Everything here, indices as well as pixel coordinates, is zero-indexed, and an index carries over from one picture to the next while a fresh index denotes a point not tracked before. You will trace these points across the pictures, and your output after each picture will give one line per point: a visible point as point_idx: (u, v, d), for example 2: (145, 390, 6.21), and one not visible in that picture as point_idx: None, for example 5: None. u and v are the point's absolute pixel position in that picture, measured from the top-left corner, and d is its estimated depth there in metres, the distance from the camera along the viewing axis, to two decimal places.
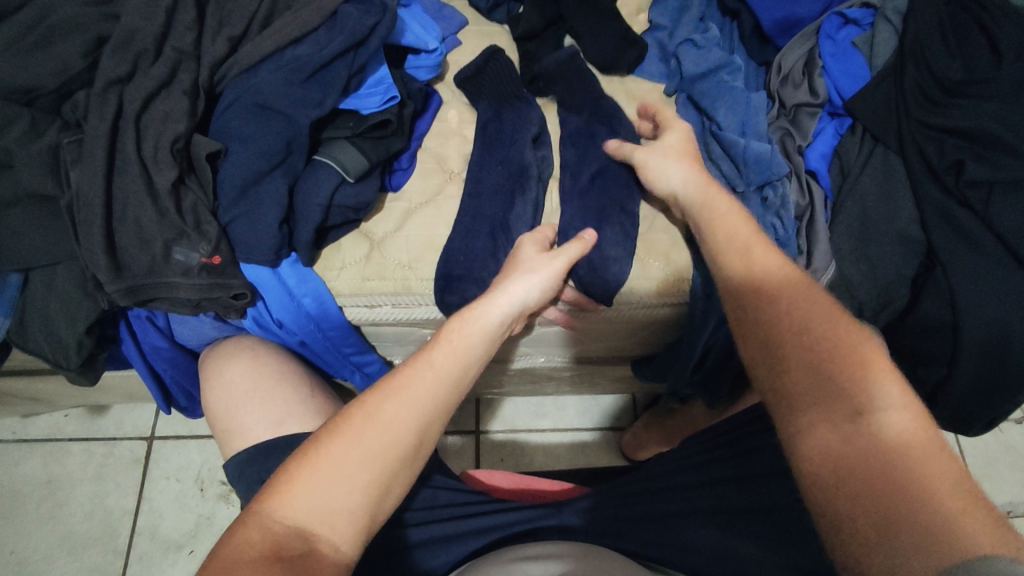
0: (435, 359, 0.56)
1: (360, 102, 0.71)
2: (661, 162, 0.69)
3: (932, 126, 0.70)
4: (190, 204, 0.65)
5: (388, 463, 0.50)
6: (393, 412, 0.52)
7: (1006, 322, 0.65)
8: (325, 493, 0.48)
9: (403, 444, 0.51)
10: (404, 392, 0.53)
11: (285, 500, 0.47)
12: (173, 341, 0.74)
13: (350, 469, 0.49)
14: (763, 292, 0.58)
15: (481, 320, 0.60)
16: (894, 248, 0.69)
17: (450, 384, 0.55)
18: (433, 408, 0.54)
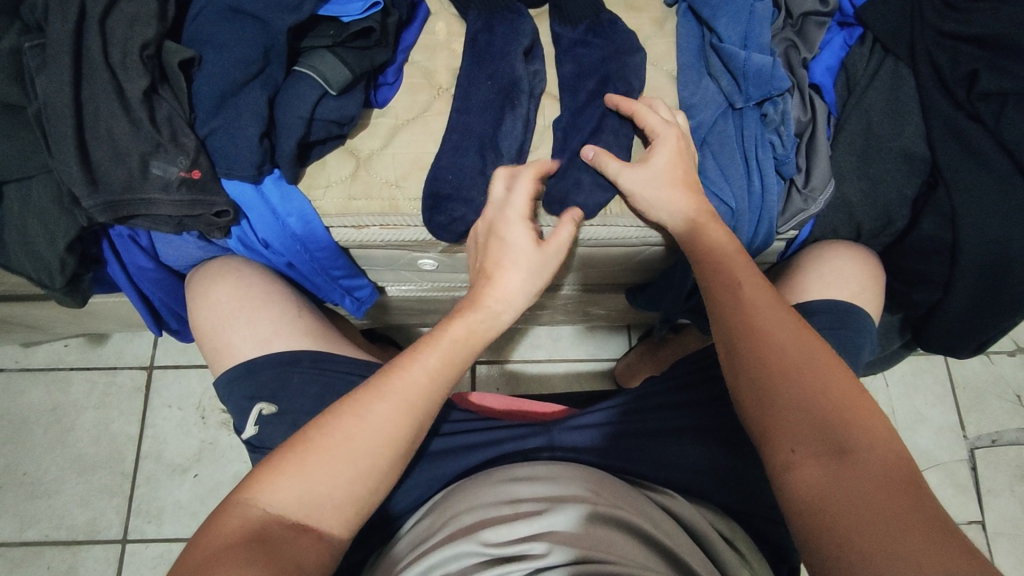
0: (429, 359, 0.59)
1: (341, 9, 0.67)
2: (652, 193, 0.65)
3: (947, 34, 0.65)
4: (165, 114, 0.62)
5: (376, 458, 0.54)
6: (378, 416, 0.54)
7: (1006, 241, 0.64)
8: (307, 489, 0.51)
9: (385, 446, 0.54)
10: (402, 394, 0.56)
11: (268, 492, 0.50)
12: (158, 262, 0.73)
13: (335, 470, 0.52)
14: (737, 297, 0.60)
15: (474, 319, 0.63)
16: (897, 166, 0.67)
17: (443, 382, 0.59)
18: (426, 408, 0.57)
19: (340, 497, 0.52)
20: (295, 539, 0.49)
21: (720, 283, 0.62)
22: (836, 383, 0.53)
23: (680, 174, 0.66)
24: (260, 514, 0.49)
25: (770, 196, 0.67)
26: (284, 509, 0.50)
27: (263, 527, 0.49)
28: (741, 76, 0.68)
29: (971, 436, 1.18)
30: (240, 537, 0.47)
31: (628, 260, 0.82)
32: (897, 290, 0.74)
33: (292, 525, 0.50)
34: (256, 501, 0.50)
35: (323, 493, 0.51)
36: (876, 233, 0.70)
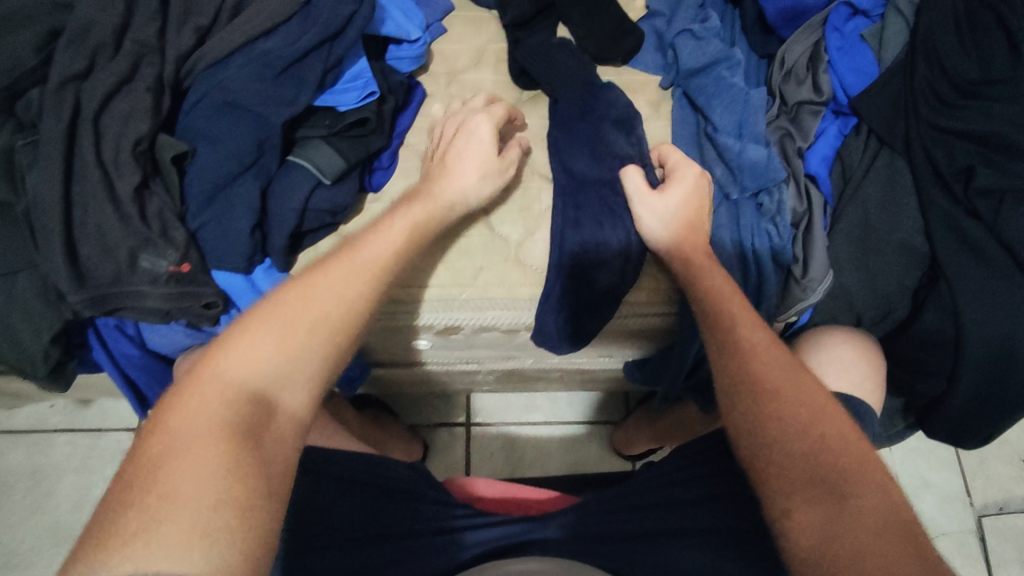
0: (285, 302, 0.52)
1: (337, 98, 0.67)
2: (663, 227, 0.66)
3: (942, 128, 0.65)
4: (156, 209, 0.61)
5: (256, 416, 0.47)
6: (297, 327, 0.51)
7: (1011, 339, 0.63)
8: (286, 364, 0.50)
9: (264, 410, 0.47)
10: (257, 349, 0.49)
11: (233, 364, 0.48)
12: (144, 348, 0.71)
13: (210, 428, 0.45)
14: (753, 352, 0.58)
15: (338, 258, 0.56)
16: (896, 257, 0.67)
17: (313, 314, 0.52)
18: (296, 347, 0.50)
19: (235, 454, 0.44)
20: (197, 518, 0.41)
21: (732, 335, 0.60)
22: (813, 427, 0.54)
23: (689, 213, 0.66)
24: (235, 381, 0.48)
25: (767, 287, 0.67)
26: (171, 490, 0.41)
27: (238, 403, 0.47)
28: (736, 167, 0.68)
29: (978, 504, 1.15)
30: (138, 528, 0.40)
31: (625, 339, 0.80)
32: (900, 377, 0.73)
33: (262, 401, 0.48)
34: (220, 367, 0.48)
35: (291, 365, 0.50)
36: (876, 321, 0.70)
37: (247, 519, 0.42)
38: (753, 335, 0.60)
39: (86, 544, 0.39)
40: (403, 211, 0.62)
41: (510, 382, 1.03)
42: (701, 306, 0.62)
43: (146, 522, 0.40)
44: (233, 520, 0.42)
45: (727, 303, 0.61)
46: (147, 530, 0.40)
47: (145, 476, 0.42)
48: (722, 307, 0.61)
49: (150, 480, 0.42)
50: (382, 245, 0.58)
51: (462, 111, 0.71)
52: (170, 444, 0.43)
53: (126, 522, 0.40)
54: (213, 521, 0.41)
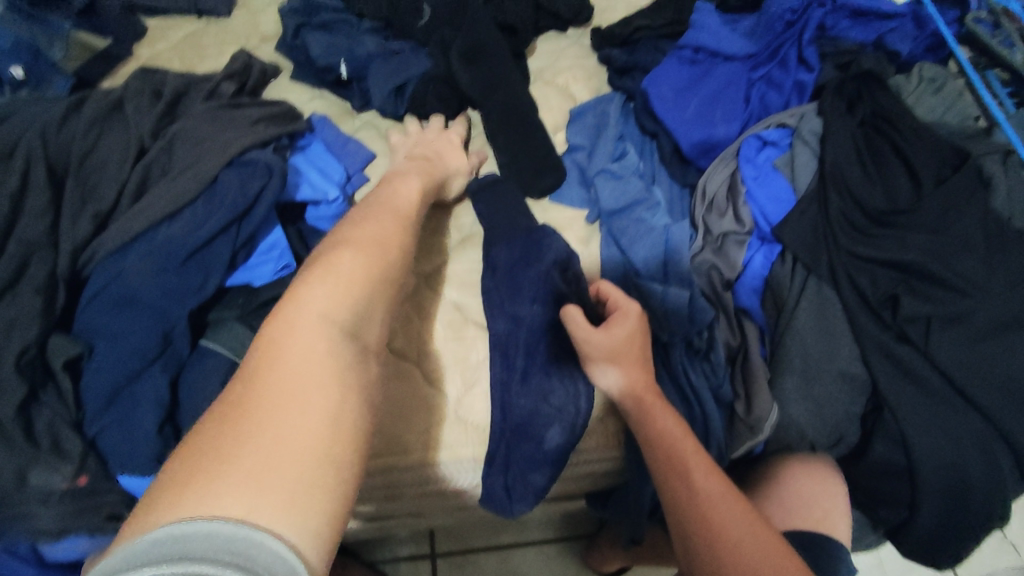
0: (328, 265, 0.47)
1: (252, 273, 0.64)
2: (604, 363, 0.62)
3: (862, 257, 0.66)
4: (46, 421, 0.55)
5: (330, 371, 0.39)
6: (353, 266, 0.47)
7: (961, 465, 0.62)
8: (364, 307, 0.46)
9: (335, 363, 0.40)
10: (310, 309, 0.43)
11: (312, 291, 0.44)
12: (43, 565, 0.62)
13: (324, 398, 0.38)
14: (704, 506, 0.52)
15: (364, 228, 0.53)
16: (838, 387, 0.65)
17: (358, 266, 0.47)
18: (354, 297, 0.45)
19: (332, 424, 0.37)
20: (280, 505, 0.32)
21: (682, 488, 0.54)
22: None
23: (637, 352, 0.62)
24: (315, 312, 0.43)
25: (714, 428, 0.65)
26: (273, 479, 0.33)
27: (327, 342, 0.41)
28: (661, 315, 0.66)
29: None
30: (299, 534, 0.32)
31: (583, 478, 0.75)
32: (862, 501, 0.70)
33: (347, 340, 0.43)
34: (301, 301, 0.43)
35: (363, 303, 0.46)
36: (829, 446, 0.67)
37: (349, 483, 0.36)
38: (708, 483, 0.54)
39: (192, 449, 0.34)
40: (404, 171, 0.70)
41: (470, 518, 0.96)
42: (654, 456, 0.57)
43: (219, 480, 0.32)
44: (317, 492, 0.34)
45: (678, 447, 0.56)
46: (228, 473, 0.33)
47: (227, 435, 0.35)
48: (672, 456, 0.56)
49: (223, 439, 0.34)
50: (399, 190, 0.64)
51: (426, 134, 0.80)
52: (256, 409, 0.36)
53: (212, 476, 0.33)
54: (317, 487, 0.34)
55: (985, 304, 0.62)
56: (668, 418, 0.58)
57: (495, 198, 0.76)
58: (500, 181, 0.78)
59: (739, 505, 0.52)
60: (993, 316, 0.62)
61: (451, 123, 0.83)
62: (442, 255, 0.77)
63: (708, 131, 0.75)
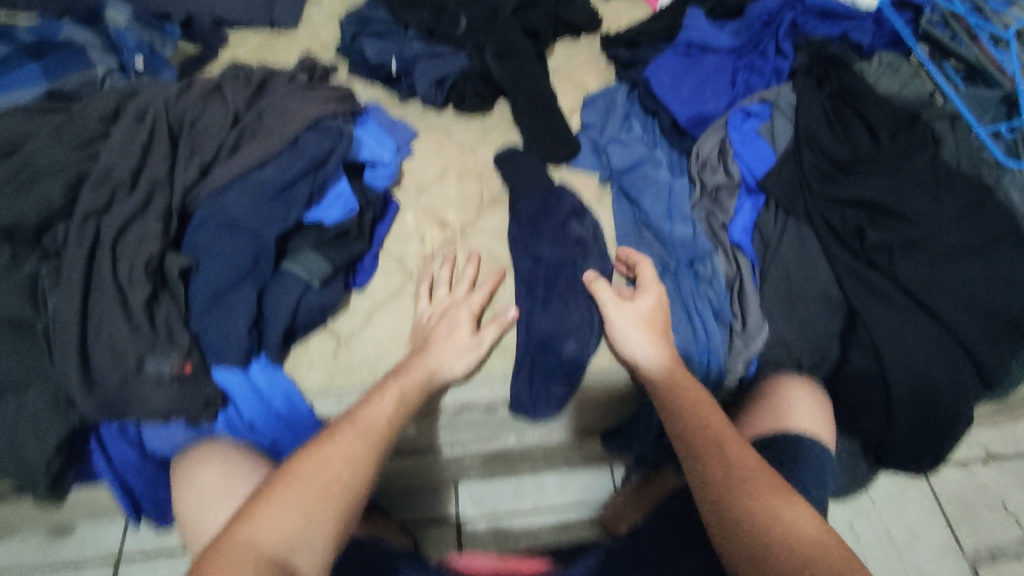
0: (332, 442, 0.60)
1: (322, 214, 0.78)
2: (630, 326, 0.72)
3: (831, 198, 0.79)
4: (163, 316, 0.69)
5: (298, 514, 0.54)
6: (337, 461, 0.58)
7: (926, 367, 0.72)
8: (304, 529, 0.54)
9: (306, 510, 0.55)
10: (299, 476, 0.56)
11: (258, 525, 0.53)
12: (142, 453, 0.75)
13: (280, 533, 0.53)
14: (731, 466, 0.59)
15: (403, 383, 0.67)
16: (818, 308, 0.77)
17: (348, 466, 0.58)
18: (346, 477, 0.58)
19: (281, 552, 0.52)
20: None
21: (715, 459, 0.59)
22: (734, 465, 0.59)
23: (653, 323, 0.72)
24: (252, 544, 0.52)
25: (714, 341, 0.77)
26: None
27: (252, 559, 0.51)
28: (669, 244, 0.81)
29: (969, 551, 1.16)
30: None
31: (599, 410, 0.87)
32: (844, 416, 0.80)
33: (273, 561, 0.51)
34: (244, 534, 0.52)
35: (308, 528, 0.54)
36: (815, 363, 0.77)
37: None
38: (734, 454, 0.60)
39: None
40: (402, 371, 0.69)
41: (496, 465, 1.07)
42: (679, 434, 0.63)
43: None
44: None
45: (711, 427, 0.62)
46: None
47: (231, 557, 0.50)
48: (706, 431, 0.62)
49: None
50: (426, 383, 0.69)
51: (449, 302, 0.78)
52: (235, 553, 0.51)
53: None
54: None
55: (937, 232, 0.74)
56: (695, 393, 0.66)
57: (519, 168, 0.90)
58: (519, 155, 0.91)
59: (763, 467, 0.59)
60: (947, 244, 0.74)
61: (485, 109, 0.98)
62: (477, 212, 0.89)
63: (700, 106, 0.90)
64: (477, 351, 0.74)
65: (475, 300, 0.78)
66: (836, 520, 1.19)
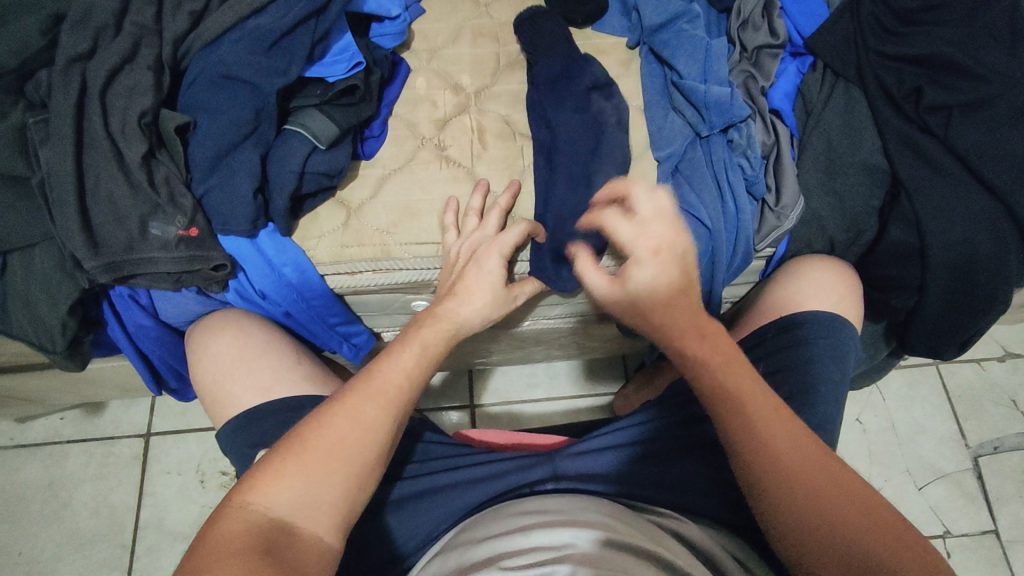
0: (353, 400, 0.57)
1: (326, 69, 0.71)
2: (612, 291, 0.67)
3: (889, 56, 0.71)
4: (162, 176, 0.65)
5: (322, 475, 0.53)
6: (355, 425, 0.56)
7: (972, 242, 0.67)
8: (319, 489, 0.53)
9: (328, 474, 0.54)
10: (319, 437, 0.55)
11: (268, 493, 0.52)
12: (157, 320, 0.74)
13: (301, 490, 0.53)
14: (776, 454, 0.56)
15: (428, 333, 0.63)
16: (861, 179, 0.71)
17: (369, 432, 0.56)
18: (365, 440, 0.56)
19: (301, 499, 0.52)
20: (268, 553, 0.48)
21: (757, 445, 0.56)
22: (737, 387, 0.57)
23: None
24: (263, 515, 0.51)
25: (744, 216, 0.72)
26: (263, 520, 0.51)
27: (266, 527, 0.50)
28: (703, 107, 0.73)
29: (974, 444, 1.17)
30: (246, 544, 0.48)
31: None
32: (875, 298, 0.77)
33: (284, 529, 0.51)
34: (261, 482, 0.52)
35: (326, 486, 0.53)
36: (848, 244, 0.74)
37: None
38: (774, 434, 0.56)
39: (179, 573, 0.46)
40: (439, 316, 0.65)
41: (510, 349, 1.07)
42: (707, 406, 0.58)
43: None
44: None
45: (743, 403, 0.57)
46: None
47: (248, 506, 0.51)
48: (743, 411, 0.57)
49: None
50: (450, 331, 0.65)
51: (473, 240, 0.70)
52: (262, 501, 0.52)
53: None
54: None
55: (1005, 92, 0.67)
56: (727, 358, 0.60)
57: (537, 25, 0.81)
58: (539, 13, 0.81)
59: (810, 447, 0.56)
60: (1016, 102, 0.67)
61: None
62: (492, 77, 0.82)
63: None
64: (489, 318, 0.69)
65: (487, 259, 0.67)
66: (844, 412, 1.19)
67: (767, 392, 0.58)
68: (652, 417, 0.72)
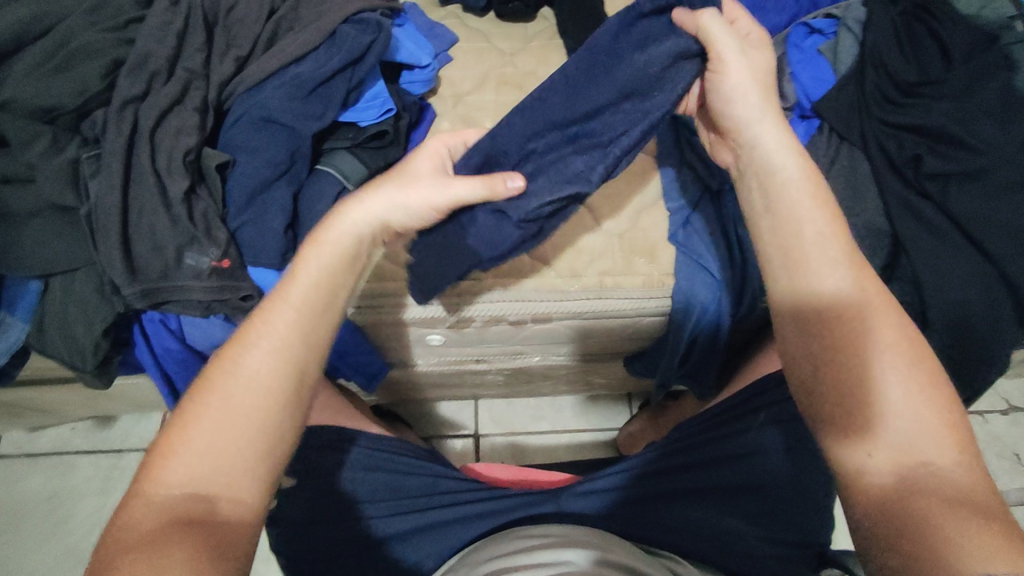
0: (246, 350, 0.51)
1: (358, 115, 0.76)
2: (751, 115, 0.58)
3: (892, 124, 0.74)
4: (201, 211, 0.69)
5: (219, 425, 0.48)
6: (254, 371, 0.50)
7: (970, 305, 0.69)
8: (212, 453, 0.47)
9: (222, 422, 0.48)
10: (214, 399, 0.49)
11: (174, 468, 0.47)
12: (184, 343, 0.77)
13: (200, 449, 0.47)
14: (878, 390, 0.50)
15: (340, 240, 0.57)
16: (863, 240, 0.74)
17: (266, 371, 0.50)
18: (268, 393, 0.50)
19: (203, 465, 0.47)
20: (202, 524, 0.45)
21: (858, 369, 0.51)
22: (848, 324, 0.53)
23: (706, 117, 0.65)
24: (170, 495, 0.46)
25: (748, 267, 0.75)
26: (170, 492, 0.46)
27: (174, 504, 0.46)
28: (711, 165, 0.78)
29: None
30: (157, 523, 0.45)
31: (625, 332, 0.88)
32: None
33: (201, 501, 0.46)
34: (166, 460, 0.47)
35: (222, 444, 0.48)
36: None
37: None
38: (878, 360, 0.51)
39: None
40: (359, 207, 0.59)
41: (517, 383, 1.09)
42: (797, 337, 0.55)
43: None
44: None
45: (846, 327, 0.53)
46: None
47: (159, 481, 0.47)
48: (846, 331, 0.53)
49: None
50: (353, 228, 0.58)
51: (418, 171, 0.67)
52: (163, 465, 0.47)
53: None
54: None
55: (1005, 165, 0.69)
56: (859, 287, 0.54)
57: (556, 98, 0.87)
58: None
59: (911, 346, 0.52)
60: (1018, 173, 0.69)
61: (530, 19, 0.93)
62: None
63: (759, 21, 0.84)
64: (433, 197, 0.59)
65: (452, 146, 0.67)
66: None
67: (890, 330, 0.52)
68: (648, 460, 0.73)
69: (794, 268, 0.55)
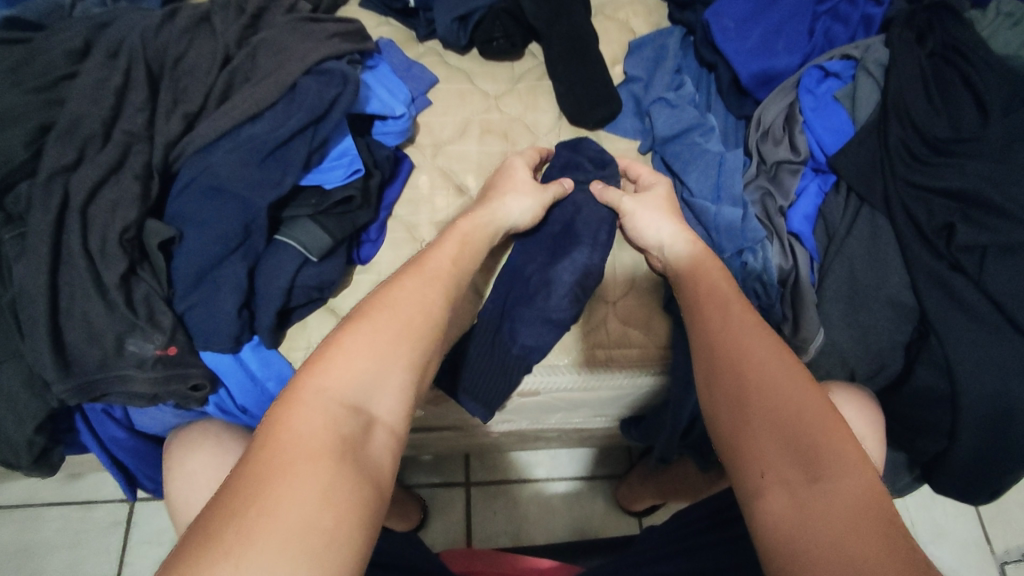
0: (352, 355, 0.45)
1: (323, 177, 0.69)
2: (651, 214, 0.66)
3: (918, 185, 0.67)
4: (142, 294, 0.61)
5: (333, 436, 0.40)
6: (364, 372, 0.45)
7: (1006, 395, 0.61)
8: (335, 463, 0.39)
9: (336, 431, 0.41)
10: (319, 407, 0.42)
11: (278, 496, 0.36)
12: (132, 431, 0.70)
13: (312, 464, 0.38)
14: (808, 438, 0.42)
15: (432, 265, 0.54)
16: (885, 314, 0.66)
17: (380, 377, 0.45)
18: (382, 403, 0.45)
19: (313, 482, 0.37)
20: (304, 555, 0.34)
21: (758, 413, 0.44)
22: (759, 370, 0.46)
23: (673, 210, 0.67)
24: (275, 526, 0.35)
25: None
26: (274, 525, 0.35)
27: (333, 415, 0.42)
28: (713, 229, 0.70)
29: (999, 550, 1.06)
30: (267, 562, 0.33)
31: (619, 401, 0.80)
32: (900, 435, 0.71)
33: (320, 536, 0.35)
34: (264, 483, 0.37)
35: (346, 452, 0.40)
36: (870, 376, 0.68)
37: (371, 539, 0.38)
38: (777, 396, 0.44)
39: (216, 500, 0.36)
40: (437, 246, 0.57)
41: (512, 441, 1.00)
42: (706, 380, 0.49)
43: (246, 533, 0.34)
44: (336, 555, 0.35)
45: (750, 360, 0.47)
46: (268, 501, 0.36)
47: (250, 509, 0.35)
48: (742, 373, 0.46)
49: (256, 495, 0.36)
50: (488, 225, 0.64)
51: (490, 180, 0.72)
52: (260, 491, 0.36)
53: (246, 514, 0.35)
54: (312, 544, 0.35)
55: None
56: (772, 347, 0.47)
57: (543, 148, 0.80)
58: (551, 131, 0.81)
59: (802, 376, 0.45)
60: None
61: (517, 57, 0.86)
62: None
63: (768, 62, 0.77)
64: (543, 198, 0.70)
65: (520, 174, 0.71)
66: None
67: (802, 375, 0.45)
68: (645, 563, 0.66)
69: (714, 343, 0.49)
